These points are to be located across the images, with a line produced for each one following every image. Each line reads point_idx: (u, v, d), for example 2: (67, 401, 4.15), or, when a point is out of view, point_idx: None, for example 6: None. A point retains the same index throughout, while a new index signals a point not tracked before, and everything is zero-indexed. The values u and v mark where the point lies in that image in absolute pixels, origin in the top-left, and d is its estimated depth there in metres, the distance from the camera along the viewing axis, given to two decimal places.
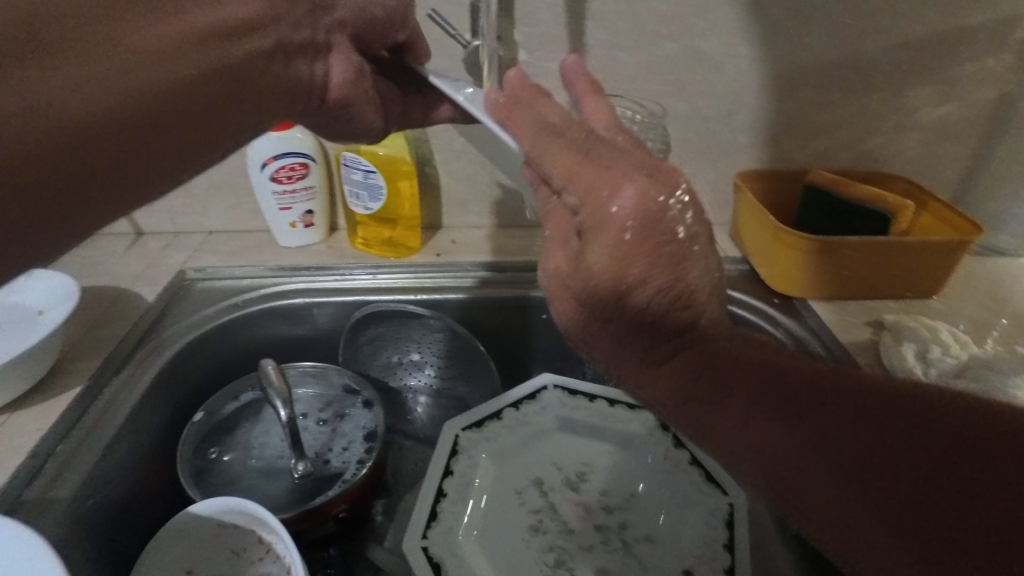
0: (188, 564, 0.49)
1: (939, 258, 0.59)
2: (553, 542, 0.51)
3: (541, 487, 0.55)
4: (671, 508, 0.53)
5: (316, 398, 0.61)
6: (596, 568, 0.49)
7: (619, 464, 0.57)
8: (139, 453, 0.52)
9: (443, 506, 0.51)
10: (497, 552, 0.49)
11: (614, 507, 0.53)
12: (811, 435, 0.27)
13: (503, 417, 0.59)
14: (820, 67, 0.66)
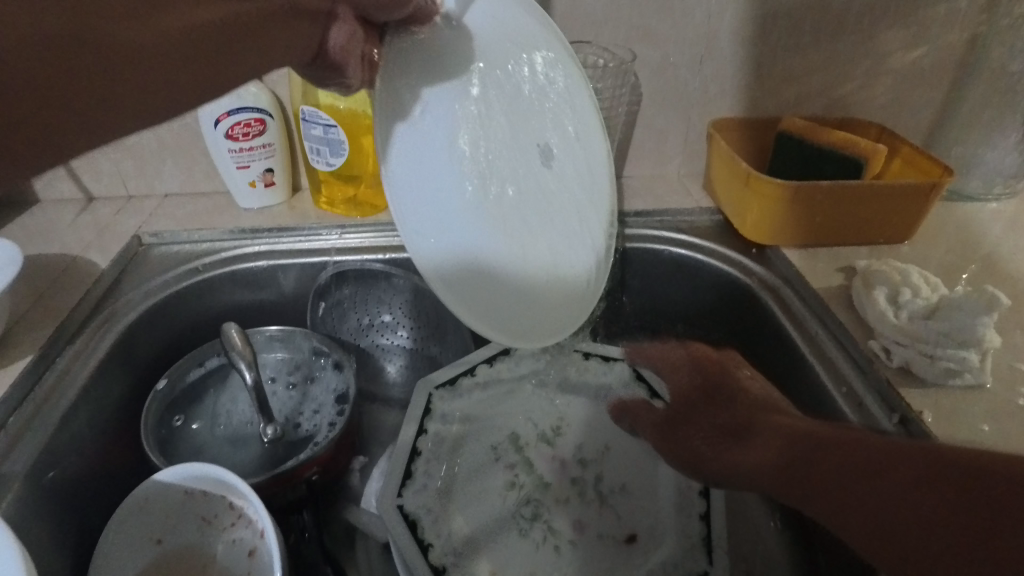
0: (156, 534, 0.48)
1: (911, 201, 0.59)
2: (530, 495, 0.52)
3: (516, 443, 0.54)
4: (646, 459, 0.53)
5: (285, 362, 0.60)
6: (571, 521, 0.50)
7: (596, 416, 0.56)
8: (99, 424, 0.50)
9: (418, 465, 0.50)
10: (475, 509, 0.49)
11: (589, 460, 0.53)
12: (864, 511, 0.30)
13: (476, 373, 0.57)
14: (792, 9, 0.64)
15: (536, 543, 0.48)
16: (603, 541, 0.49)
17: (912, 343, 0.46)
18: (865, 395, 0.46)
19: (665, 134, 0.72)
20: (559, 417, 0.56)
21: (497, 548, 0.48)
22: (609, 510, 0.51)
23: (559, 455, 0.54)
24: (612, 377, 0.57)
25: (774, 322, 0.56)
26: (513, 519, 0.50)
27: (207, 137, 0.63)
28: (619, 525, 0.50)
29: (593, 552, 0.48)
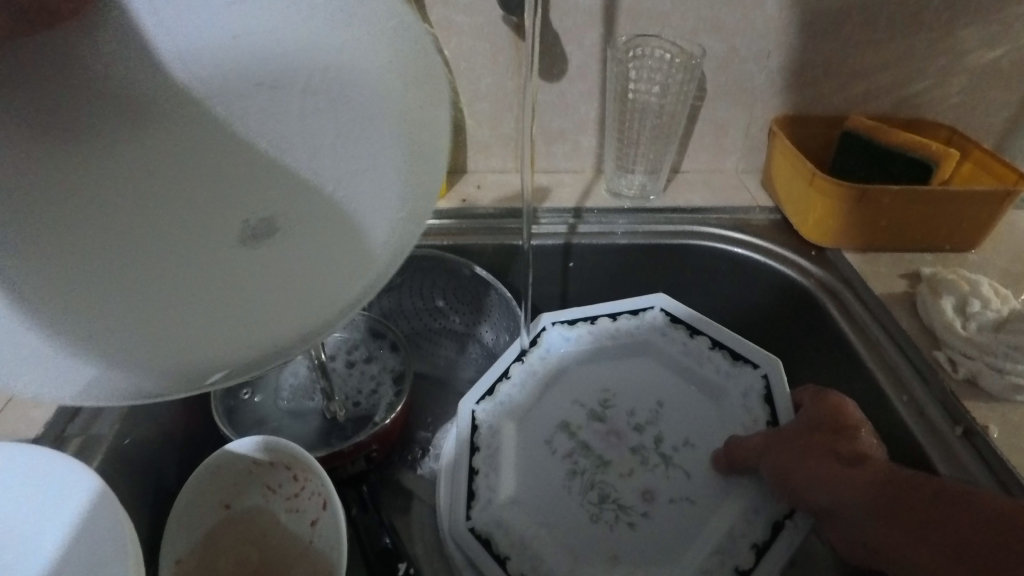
0: (225, 499, 0.51)
1: (982, 207, 0.57)
2: (593, 479, 0.53)
3: (568, 429, 0.56)
4: (704, 406, 0.57)
5: (342, 341, 0.61)
6: (643, 488, 0.52)
7: (636, 384, 0.59)
8: (174, 392, 0.53)
9: (478, 482, 0.51)
10: (540, 501, 0.51)
11: (644, 425, 0.56)
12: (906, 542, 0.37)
13: (511, 374, 0.58)
14: (866, 4, 0.62)
15: (610, 525, 0.50)
16: (684, 508, 0.51)
17: (980, 355, 0.46)
18: (927, 404, 0.46)
19: (726, 128, 0.71)
20: (601, 391, 0.59)
21: (574, 531, 0.50)
22: (673, 485, 0.52)
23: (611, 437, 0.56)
24: (647, 331, 0.62)
25: (832, 325, 0.56)
26: (581, 503, 0.51)
27: None
28: (694, 493, 0.51)
29: (676, 522, 0.50)
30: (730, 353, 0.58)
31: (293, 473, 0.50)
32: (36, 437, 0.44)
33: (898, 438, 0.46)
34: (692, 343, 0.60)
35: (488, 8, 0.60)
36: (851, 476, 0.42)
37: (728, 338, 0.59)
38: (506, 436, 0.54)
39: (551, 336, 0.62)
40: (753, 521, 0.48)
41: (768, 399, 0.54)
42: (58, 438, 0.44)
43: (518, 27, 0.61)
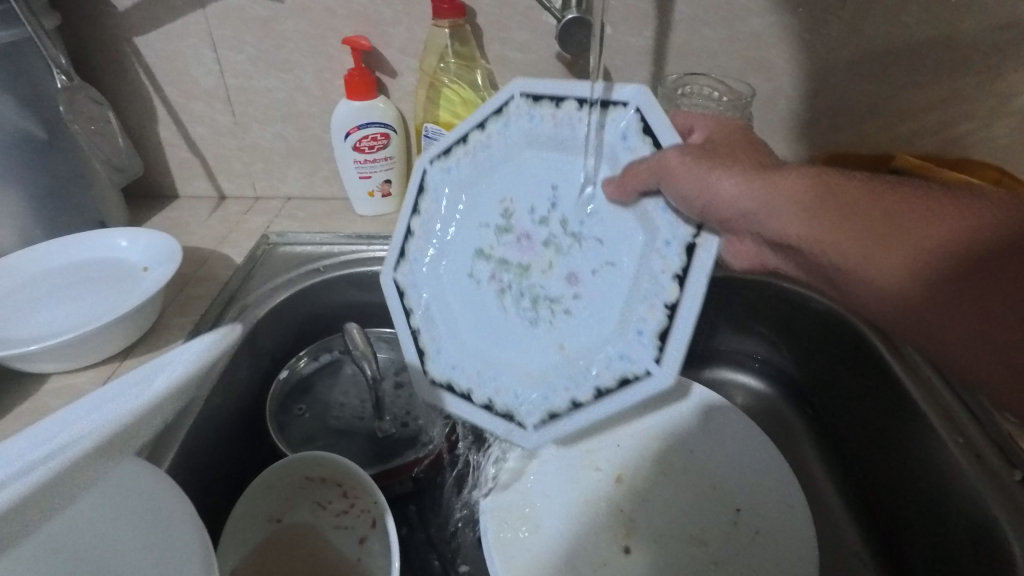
0: (275, 512, 0.52)
1: None
2: (518, 286, 0.51)
3: (484, 254, 0.52)
4: (571, 158, 0.48)
5: (391, 362, 0.63)
6: (568, 271, 0.49)
7: (511, 172, 0.51)
8: (232, 406, 0.55)
9: (459, 384, 0.51)
10: (485, 332, 0.52)
11: (546, 211, 0.50)
12: (896, 241, 0.38)
13: (414, 230, 0.54)
14: (914, 47, 0.63)
15: (549, 320, 0.49)
16: (607, 277, 0.47)
17: None
18: (983, 447, 0.46)
19: None
20: (485, 210, 0.52)
21: (524, 351, 0.50)
22: (596, 241, 0.48)
23: (642, 462, 0.56)
24: (512, 127, 0.49)
25: (880, 363, 0.55)
26: (522, 319, 0.50)
27: (335, 146, 0.67)
28: (613, 254, 0.47)
29: (607, 292, 0.47)
30: (647, 127, 0.44)
31: (344, 488, 0.52)
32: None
33: (950, 480, 0.46)
34: (563, 113, 0.47)
35: (542, 47, 0.63)
36: (817, 210, 0.40)
37: (649, 115, 0.43)
38: (468, 364, 0.51)
39: (433, 177, 0.53)
40: (668, 255, 0.43)
41: (648, 131, 0.44)
42: None
43: (570, 64, 0.64)
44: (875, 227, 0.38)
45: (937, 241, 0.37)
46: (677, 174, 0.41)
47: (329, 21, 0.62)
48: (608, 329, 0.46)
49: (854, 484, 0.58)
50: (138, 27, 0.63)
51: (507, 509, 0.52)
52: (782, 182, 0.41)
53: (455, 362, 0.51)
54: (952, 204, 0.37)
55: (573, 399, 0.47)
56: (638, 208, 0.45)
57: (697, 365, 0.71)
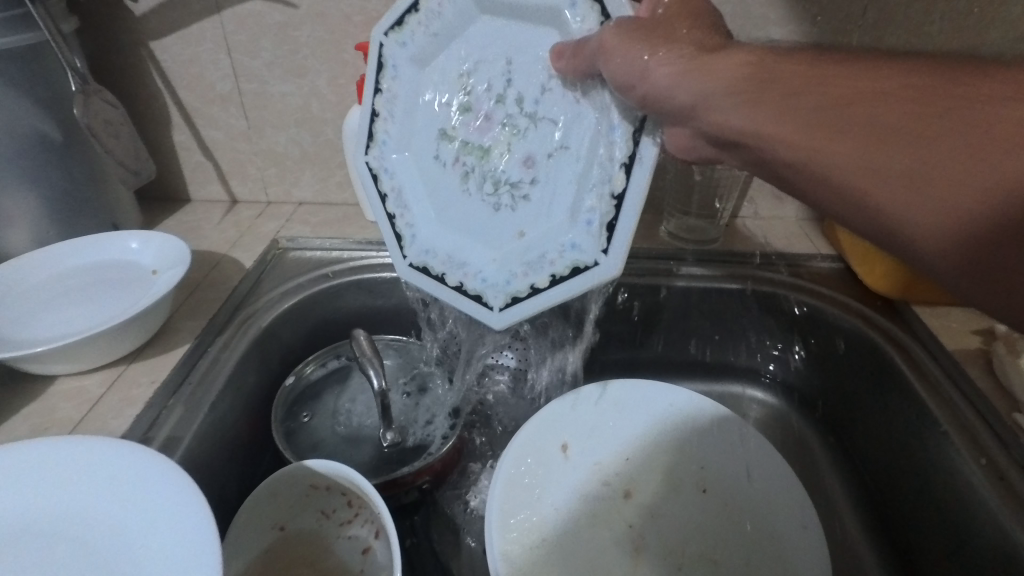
0: (280, 520, 0.51)
1: None
2: (482, 171, 0.49)
3: (446, 134, 0.50)
4: (539, 33, 0.46)
5: (399, 370, 0.63)
6: (524, 154, 0.48)
7: (473, 42, 0.48)
8: (239, 410, 0.54)
9: (433, 269, 0.50)
10: (451, 209, 0.51)
11: (505, 89, 0.48)
12: (876, 140, 0.33)
13: (379, 108, 0.51)
14: (937, 56, 0.61)
15: (509, 206, 0.48)
16: (562, 158, 0.46)
17: None
18: (1009, 468, 0.44)
19: None
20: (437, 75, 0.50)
21: (486, 236, 0.49)
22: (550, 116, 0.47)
23: (653, 474, 0.55)
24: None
25: (899, 381, 0.54)
26: (482, 201, 0.49)
27: (348, 152, 0.67)
28: (566, 134, 0.46)
29: (561, 176, 0.46)
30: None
31: (348, 498, 0.51)
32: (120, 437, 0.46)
33: (971, 504, 0.44)
34: None
35: None
36: (762, 94, 0.36)
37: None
38: (433, 238, 0.51)
39: (388, 48, 0.49)
40: (616, 141, 0.43)
41: (602, 8, 0.41)
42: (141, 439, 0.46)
43: None
44: (850, 123, 0.33)
45: (919, 148, 0.31)
46: (610, 50, 0.39)
47: (343, 28, 0.62)
48: (559, 222, 0.46)
49: (870, 504, 0.56)
50: (155, 32, 0.64)
51: (513, 521, 0.51)
52: (721, 65, 0.37)
53: (429, 249, 0.51)
54: (937, 98, 0.32)
55: (532, 283, 0.46)
56: (588, 96, 0.45)
57: (710, 377, 0.69)
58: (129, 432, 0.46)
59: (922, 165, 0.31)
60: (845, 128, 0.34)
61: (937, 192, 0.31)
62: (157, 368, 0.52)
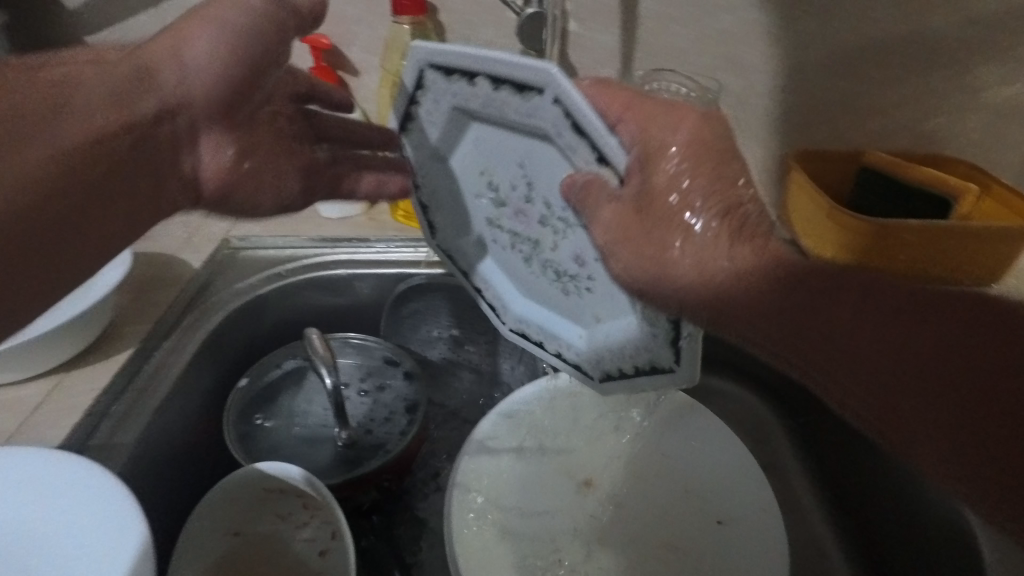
0: (234, 526, 0.49)
1: (1004, 244, 0.57)
2: (533, 256, 0.51)
3: (495, 220, 0.51)
4: (540, 142, 0.43)
5: (357, 368, 0.62)
6: (573, 251, 0.48)
7: (490, 143, 0.46)
8: (189, 415, 0.53)
9: (531, 338, 0.55)
10: (524, 290, 0.54)
11: (529, 191, 0.47)
12: (893, 347, 0.34)
13: (433, 224, 0.54)
14: (883, 41, 0.62)
15: (579, 292, 0.50)
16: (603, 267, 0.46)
17: None
18: None
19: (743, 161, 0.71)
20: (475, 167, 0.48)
21: (568, 313, 0.52)
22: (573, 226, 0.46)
23: (614, 464, 0.55)
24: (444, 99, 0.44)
25: None
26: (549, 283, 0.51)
27: None
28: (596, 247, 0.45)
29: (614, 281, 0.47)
30: (581, 131, 0.38)
31: (304, 500, 0.50)
32: (58, 447, 0.44)
33: None
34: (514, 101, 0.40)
35: (508, 44, 0.62)
36: (793, 310, 0.36)
37: (577, 104, 0.37)
38: (528, 311, 0.55)
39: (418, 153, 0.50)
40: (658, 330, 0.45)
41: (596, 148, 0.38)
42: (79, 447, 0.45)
43: None
44: (846, 362, 0.35)
45: (933, 410, 0.32)
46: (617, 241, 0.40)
47: None
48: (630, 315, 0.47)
49: None
50: (89, 25, 0.61)
51: (473, 513, 0.50)
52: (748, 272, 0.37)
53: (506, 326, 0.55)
54: (966, 339, 0.33)
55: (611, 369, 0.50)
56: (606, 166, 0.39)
57: None
58: (67, 441, 0.44)
59: (904, 420, 0.33)
60: (834, 341, 0.35)
61: (931, 398, 0.33)
62: (99, 375, 0.50)
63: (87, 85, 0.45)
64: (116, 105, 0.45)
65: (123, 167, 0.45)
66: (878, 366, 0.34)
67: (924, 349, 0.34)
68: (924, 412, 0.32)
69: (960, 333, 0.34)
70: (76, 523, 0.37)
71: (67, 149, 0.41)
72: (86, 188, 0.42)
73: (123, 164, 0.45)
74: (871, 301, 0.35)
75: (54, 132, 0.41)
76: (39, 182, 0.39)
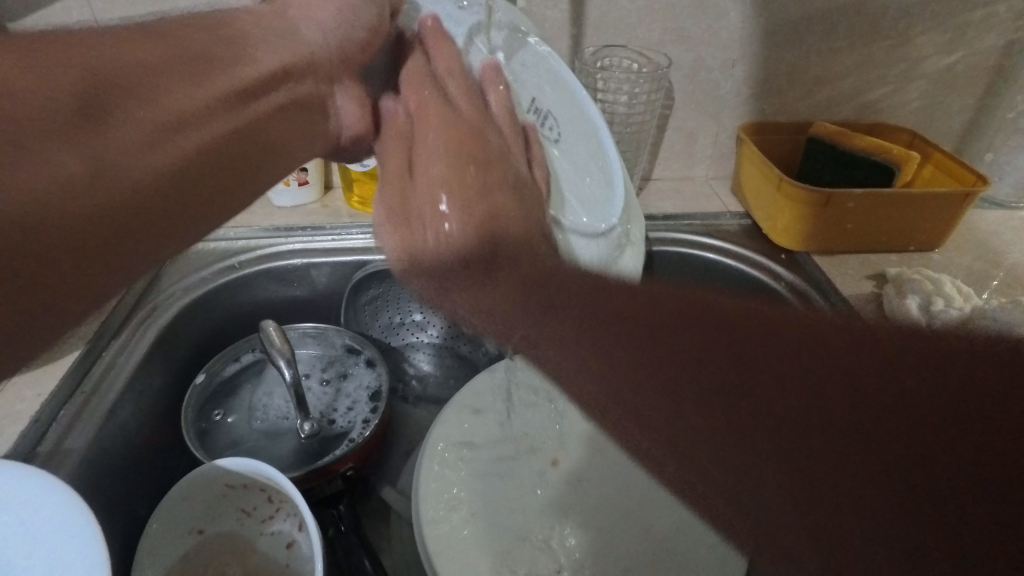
0: (198, 524, 0.49)
1: (942, 208, 0.59)
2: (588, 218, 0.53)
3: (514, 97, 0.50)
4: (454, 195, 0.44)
5: (317, 359, 0.61)
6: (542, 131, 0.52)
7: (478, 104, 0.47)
8: (145, 415, 0.52)
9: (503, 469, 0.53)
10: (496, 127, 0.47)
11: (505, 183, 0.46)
12: (771, 451, 0.32)
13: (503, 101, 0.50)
14: (826, 12, 0.63)
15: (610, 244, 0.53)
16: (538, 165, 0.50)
17: None
18: None
19: (695, 136, 0.72)
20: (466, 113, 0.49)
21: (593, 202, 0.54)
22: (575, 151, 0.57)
23: (576, 440, 0.56)
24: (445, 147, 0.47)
25: None
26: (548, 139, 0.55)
27: None
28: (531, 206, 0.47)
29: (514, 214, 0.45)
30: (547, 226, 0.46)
31: (268, 495, 0.49)
32: (5, 456, 0.43)
33: None
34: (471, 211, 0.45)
35: None
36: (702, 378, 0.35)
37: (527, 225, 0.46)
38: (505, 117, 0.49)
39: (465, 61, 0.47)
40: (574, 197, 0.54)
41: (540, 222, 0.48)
42: (28, 454, 0.44)
43: None
44: (738, 425, 0.33)
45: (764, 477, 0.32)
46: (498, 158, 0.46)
47: None
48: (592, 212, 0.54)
49: None
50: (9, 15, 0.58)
51: (441, 496, 0.51)
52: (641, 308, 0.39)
53: (454, 489, 0.51)
54: (808, 437, 0.31)
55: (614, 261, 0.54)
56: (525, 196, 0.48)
57: None
58: (13, 450, 0.43)
59: (755, 467, 0.32)
60: (730, 420, 0.33)
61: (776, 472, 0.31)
62: (44, 380, 0.49)
63: (264, 49, 0.38)
64: (277, 53, 0.38)
65: (213, 119, 0.34)
66: (741, 439, 0.33)
67: (727, 450, 0.33)
68: (768, 483, 0.32)
69: (812, 479, 0.31)
70: (56, 514, 0.36)
71: (216, 136, 0.34)
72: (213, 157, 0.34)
73: (248, 130, 0.36)
74: (729, 423, 0.33)
75: (170, 85, 0.32)
76: (160, 175, 0.31)
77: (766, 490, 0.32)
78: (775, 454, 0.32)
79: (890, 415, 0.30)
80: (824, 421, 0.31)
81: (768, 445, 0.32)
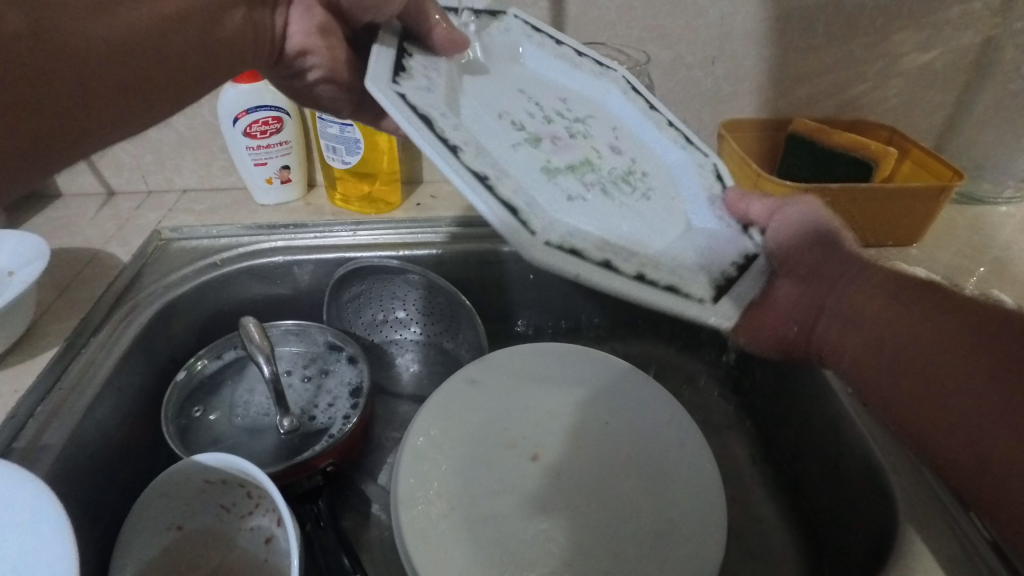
0: (177, 520, 0.49)
1: (921, 202, 0.59)
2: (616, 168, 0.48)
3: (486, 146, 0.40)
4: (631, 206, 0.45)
5: (300, 356, 0.61)
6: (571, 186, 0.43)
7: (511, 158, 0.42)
8: (124, 412, 0.52)
9: (485, 466, 0.54)
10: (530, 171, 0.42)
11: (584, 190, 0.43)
12: (953, 351, 0.35)
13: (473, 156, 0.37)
14: (804, 10, 0.64)
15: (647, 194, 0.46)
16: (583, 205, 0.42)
17: None
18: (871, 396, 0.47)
19: None
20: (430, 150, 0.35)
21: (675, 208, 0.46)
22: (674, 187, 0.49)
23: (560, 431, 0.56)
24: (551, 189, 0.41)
25: None
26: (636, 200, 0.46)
27: (225, 132, 0.63)
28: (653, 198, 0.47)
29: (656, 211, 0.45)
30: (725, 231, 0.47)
31: (247, 491, 0.49)
32: None
33: (846, 431, 0.48)
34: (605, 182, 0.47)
35: None
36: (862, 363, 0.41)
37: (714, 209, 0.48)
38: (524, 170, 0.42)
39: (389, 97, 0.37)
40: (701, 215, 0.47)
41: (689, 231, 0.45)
42: (4, 449, 0.44)
43: None
44: (902, 344, 0.38)
45: (982, 414, 0.32)
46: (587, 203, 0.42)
47: None
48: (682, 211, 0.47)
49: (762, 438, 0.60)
50: None
51: (425, 489, 0.51)
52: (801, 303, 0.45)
53: (435, 485, 0.52)
54: (979, 355, 0.33)
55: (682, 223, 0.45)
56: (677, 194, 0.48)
57: (612, 336, 0.71)
58: None
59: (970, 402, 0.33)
60: (897, 353, 0.38)
61: (943, 405, 0.34)
62: (21, 375, 0.48)
63: None
64: None
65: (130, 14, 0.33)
66: (939, 354, 0.36)
67: (949, 419, 0.34)
68: (941, 404, 0.34)
69: (974, 392, 0.33)
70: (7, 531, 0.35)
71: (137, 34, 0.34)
72: (152, 51, 0.35)
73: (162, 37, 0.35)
74: (916, 364, 0.37)
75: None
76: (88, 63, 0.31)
77: (980, 435, 0.32)
78: (964, 412, 0.33)
79: (1003, 350, 0.32)
80: (980, 321, 0.35)
81: (952, 385, 0.34)
